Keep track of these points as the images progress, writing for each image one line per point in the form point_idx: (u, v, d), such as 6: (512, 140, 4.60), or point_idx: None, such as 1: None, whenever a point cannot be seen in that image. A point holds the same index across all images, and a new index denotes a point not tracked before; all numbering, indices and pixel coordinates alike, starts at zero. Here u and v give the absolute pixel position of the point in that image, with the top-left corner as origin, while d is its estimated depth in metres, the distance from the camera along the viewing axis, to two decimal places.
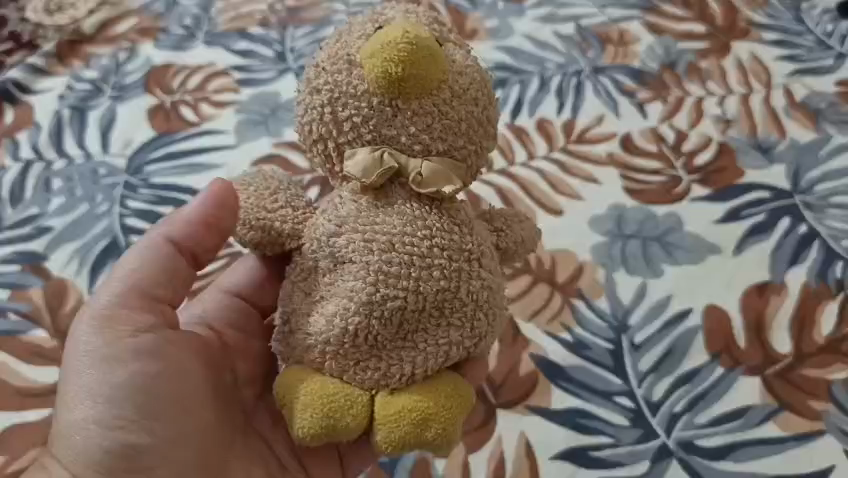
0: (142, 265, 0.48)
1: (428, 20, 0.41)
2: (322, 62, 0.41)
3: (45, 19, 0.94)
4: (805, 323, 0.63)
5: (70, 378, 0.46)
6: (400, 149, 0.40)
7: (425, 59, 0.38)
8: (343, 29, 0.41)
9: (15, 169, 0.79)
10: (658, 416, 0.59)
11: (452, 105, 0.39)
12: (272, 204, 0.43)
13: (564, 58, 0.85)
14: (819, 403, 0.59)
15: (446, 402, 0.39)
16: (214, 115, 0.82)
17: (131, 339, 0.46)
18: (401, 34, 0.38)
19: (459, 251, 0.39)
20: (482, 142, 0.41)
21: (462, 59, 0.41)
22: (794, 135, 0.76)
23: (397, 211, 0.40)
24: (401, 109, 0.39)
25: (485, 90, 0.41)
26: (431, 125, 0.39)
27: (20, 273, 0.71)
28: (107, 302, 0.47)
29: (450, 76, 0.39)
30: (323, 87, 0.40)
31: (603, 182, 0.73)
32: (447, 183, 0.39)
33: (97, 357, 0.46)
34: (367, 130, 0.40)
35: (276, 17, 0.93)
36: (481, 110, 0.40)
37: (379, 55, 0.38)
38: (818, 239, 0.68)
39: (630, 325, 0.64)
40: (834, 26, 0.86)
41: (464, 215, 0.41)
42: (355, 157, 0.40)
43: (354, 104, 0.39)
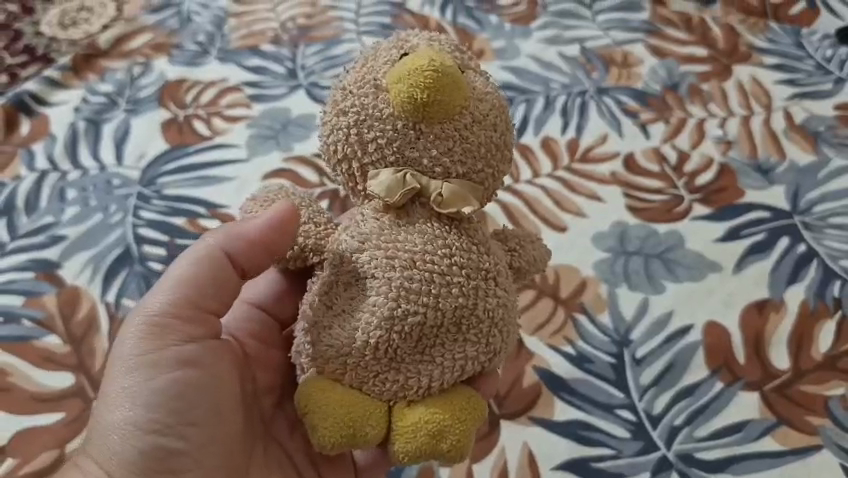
0: (193, 276, 0.48)
1: (450, 48, 0.43)
2: (349, 85, 0.42)
3: (59, 32, 0.98)
4: (804, 340, 0.65)
5: (111, 380, 0.48)
6: (422, 171, 0.41)
7: (449, 85, 0.40)
8: (369, 54, 0.43)
9: (31, 179, 0.80)
10: (659, 429, 0.60)
11: (472, 130, 0.41)
12: (296, 220, 0.46)
13: (568, 79, 0.87)
14: (816, 419, 0.60)
15: (460, 414, 0.41)
16: (226, 129, 0.84)
17: (173, 349, 0.48)
18: (428, 61, 0.40)
19: (476, 270, 0.41)
20: (499, 166, 0.43)
21: (482, 86, 0.42)
22: (794, 156, 0.77)
23: (419, 230, 0.41)
24: (424, 132, 0.41)
25: (503, 116, 0.43)
26: (452, 149, 0.41)
27: (34, 280, 0.72)
28: (155, 308, 0.48)
29: (471, 102, 0.41)
30: (350, 109, 0.42)
31: (607, 200, 0.75)
32: (465, 204, 0.41)
33: (138, 363, 0.48)
34: (391, 151, 0.41)
35: (288, 35, 0.95)
36: (499, 135, 0.42)
37: (406, 81, 0.40)
38: (817, 258, 0.70)
39: (631, 340, 0.65)
40: (833, 51, 0.88)
41: (481, 234, 0.42)
42: (379, 177, 0.41)
43: (379, 127, 0.41)
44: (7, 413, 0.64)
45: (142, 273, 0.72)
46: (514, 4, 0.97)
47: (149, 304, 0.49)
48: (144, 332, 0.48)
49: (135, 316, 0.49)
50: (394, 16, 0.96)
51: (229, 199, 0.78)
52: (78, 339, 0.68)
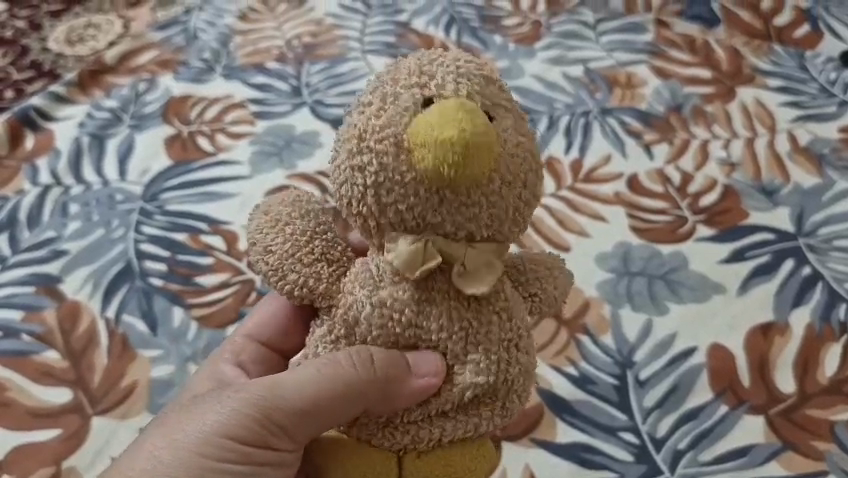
0: (314, 386, 0.42)
1: (477, 84, 0.39)
2: (368, 136, 0.38)
3: (65, 48, 0.99)
4: (809, 364, 0.64)
5: (186, 424, 0.44)
6: (444, 236, 0.39)
7: (480, 154, 0.36)
8: (389, 90, 0.39)
9: (34, 193, 0.80)
10: (662, 452, 0.60)
11: (499, 194, 0.38)
12: (307, 256, 0.42)
13: (572, 99, 0.87)
14: (822, 444, 0.60)
15: (469, 465, 0.41)
16: (230, 145, 0.84)
17: (258, 446, 0.43)
18: (456, 127, 0.36)
19: (497, 342, 0.40)
20: (525, 221, 0.40)
21: (513, 135, 0.38)
22: (798, 179, 0.77)
23: (439, 302, 0.40)
24: (448, 199, 0.37)
25: (532, 168, 0.39)
26: (478, 215, 0.38)
27: (35, 294, 0.72)
28: (272, 396, 0.43)
29: (500, 162, 0.37)
30: (368, 167, 0.38)
31: (610, 220, 0.74)
32: (488, 274, 0.39)
33: (219, 432, 0.43)
34: (411, 217, 0.38)
35: (293, 53, 0.96)
36: (526, 191, 0.39)
37: (431, 151, 0.36)
38: (821, 281, 0.69)
39: (634, 361, 0.64)
40: (837, 75, 0.88)
41: (504, 297, 0.40)
42: (397, 244, 0.39)
43: (400, 193, 0.38)
44: (4, 429, 0.63)
45: (143, 289, 0.72)
46: (518, 25, 0.98)
47: (271, 383, 0.44)
48: (245, 412, 0.43)
49: (256, 388, 0.44)
50: (398, 35, 0.97)
51: (231, 215, 0.77)
52: (77, 355, 0.68)
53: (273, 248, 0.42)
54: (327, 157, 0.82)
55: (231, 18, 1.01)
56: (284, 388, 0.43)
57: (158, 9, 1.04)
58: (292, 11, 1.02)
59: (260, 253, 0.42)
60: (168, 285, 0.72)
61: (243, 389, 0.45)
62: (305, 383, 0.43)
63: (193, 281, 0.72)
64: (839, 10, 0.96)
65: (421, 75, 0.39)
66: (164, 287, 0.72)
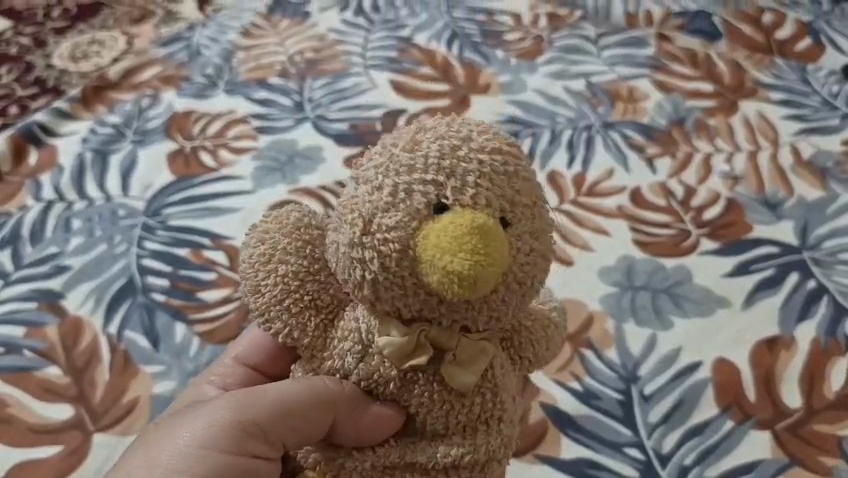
0: (289, 399, 0.44)
1: (497, 187, 0.38)
2: (375, 233, 0.38)
3: (69, 64, 1.00)
4: (815, 379, 0.63)
5: (162, 442, 0.45)
6: (439, 329, 0.40)
7: (485, 281, 0.36)
8: (402, 182, 0.38)
9: (37, 209, 0.80)
10: (668, 468, 0.59)
11: (502, 304, 0.38)
12: (295, 307, 0.42)
13: (574, 113, 0.87)
14: (830, 459, 0.59)
15: None
16: (232, 161, 0.84)
17: (236, 455, 0.44)
18: (465, 255, 0.36)
19: (477, 418, 0.41)
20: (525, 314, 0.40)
21: (526, 250, 0.38)
22: (801, 192, 0.77)
23: (424, 380, 0.41)
24: (447, 304, 0.38)
25: (540, 274, 0.39)
26: (475, 318, 0.39)
27: (37, 310, 0.72)
28: (251, 406, 0.45)
29: (509, 275, 0.37)
30: (371, 265, 0.38)
31: (613, 234, 0.74)
32: (479, 362, 0.40)
33: (199, 444, 0.44)
34: (409, 314, 0.39)
35: (295, 68, 0.96)
36: (532, 290, 0.39)
37: (436, 275, 0.36)
38: (827, 294, 0.69)
39: (639, 376, 0.64)
40: (839, 88, 0.88)
41: (493, 376, 0.41)
42: (390, 331, 0.40)
43: (400, 295, 0.38)
44: (6, 446, 0.63)
45: (145, 304, 0.72)
46: (520, 40, 0.98)
47: (245, 392, 0.45)
48: (222, 420, 0.44)
49: (231, 398, 0.45)
50: (400, 50, 0.97)
51: (233, 230, 0.77)
52: (79, 370, 0.67)
53: (264, 290, 0.43)
54: (329, 172, 0.82)
55: (234, 34, 1.02)
56: (261, 394, 0.45)
57: (161, 25, 1.05)
58: (294, 27, 1.03)
59: (254, 292, 0.43)
60: (170, 300, 0.72)
61: (221, 402, 0.45)
62: (280, 390, 0.45)
63: (195, 296, 0.72)
64: (840, 24, 0.96)
65: (440, 171, 0.38)
66: (166, 302, 0.72)
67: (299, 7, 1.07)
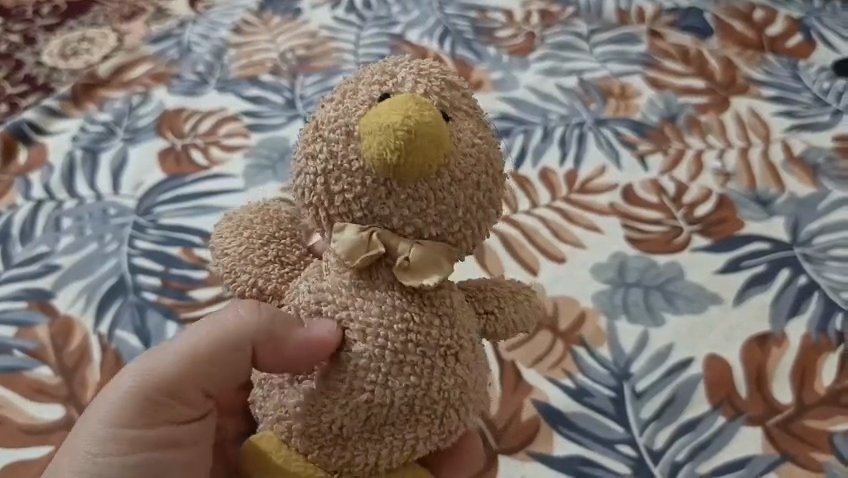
0: (194, 351, 0.47)
1: (439, 87, 0.41)
2: (323, 128, 0.41)
3: (60, 61, 0.99)
4: (806, 374, 0.63)
5: (79, 433, 0.47)
6: (392, 229, 0.40)
7: (423, 141, 0.38)
8: (351, 87, 0.42)
9: (27, 207, 0.80)
10: (660, 465, 0.59)
11: (451, 190, 0.39)
12: (260, 258, 0.44)
13: (567, 110, 0.87)
14: (821, 455, 0.59)
15: None
16: (224, 158, 0.84)
17: (155, 424, 0.47)
18: (402, 118, 0.38)
19: (434, 347, 0.40)
20: (481, 225, 0.41)
21: (469, 138, 0.40)
22: (793, 188, 0.77)
23: (384, 287, 0.40)
24: (395, 190, 0.39)
25: (490, 172, 0.41)
26: (425, 210, 0.39)
27: (27, 310, 0.71)
28: (156, 366, 0.47)
29: (452, 159, 0.39)
30: (319, 155, 0.40)
31: (605, 230, 0.74)
32: (435, 271, 0.40)
33: (113, 423, 0.47)
34: (359, 207, 0.40)
35: (287, 66, 0.96)
36: (482, 195, 0.40)
37: (376, 143, 0.39)
38: (818, 291, 0.69)
39: (631, 373, 0.64)
40: (830, 84, 0.88)
41: (451, 304, 0.41)
42: (343, 232, 0.40)
43: (348, 180, 0.40)
44: None
45: (137, 304, 0.71)
46: (513, 36, 0.98)
47: (146, 358, 0.48)
48: (130, 391, 0.47)
49: (134, 367, 0.48)
50: (393, 47, 0.97)
51: None
52: (70, 370, 0.67)
53: (229, 251, 0.45)
54: None
55: (225, 31, 1.01)
56: (163, 353, 0.48)
57: (153, 23, 1.04)
58: (285, 24, 1.02)
59: (218, 254, 0.45)
60: (161, 299, 0.71)
61: (122, 376, 0.48)
62: (178, 345, 0.48)
63: (187, 296, 0.72)
64: (832, 20, 0.96)
65: (383, 75, 0.42)
66: (158, 301, 0.71)
67: (291, 3, 1.06)
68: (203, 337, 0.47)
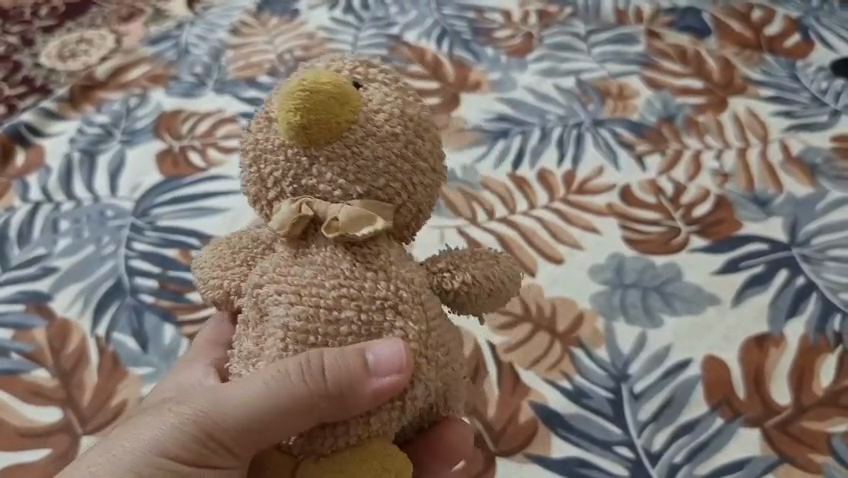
0: (254, 410, 0.41)
1: (351, 64, 0.42)
2: (252, 126, 0.42)
3: (57, 63, 0.99)
4: (805, 375, 0.63)
5: (125, 443, 0.44)
6: (322, 197, 0.40)
7: (323, 101, 0.39)
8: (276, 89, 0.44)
9: (25, 210, 0.80)
10: (658, 466, 0.59)
11: (366, 144, 0.39)
12: (229, 262, 0.44)
13: (564, 111, 0.87)
14: (820, 456, 0.59)
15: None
16: (222, 160, 0.84)
17: (197, 465, 0.44)
18: (301, 83, 0.39)
19: (370, 299, 0.38)
20: (409, 179, 0.40)
21: (379, 96, 0.40)
22: (791, 188, 0.77)
23: (321, 251, 0.40)
24: (315, 156, 0.39)
25: (407, 123, 0.40)
26: (346, 169, 0.39)
27: (25, 312, 0.71)
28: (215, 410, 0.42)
29: (361, 115, 0.39)
30: (250, 148, 0.42)
31: (603, 231, 0.74)
32: (367, 224, 0.39)
33: (154, 450, 0.44)
34: (288, 183, 0.40)
35: (285, 66, 0.96)
36: (403, 146, 0.40)
37: (284, 115, 0.39)
38: (816, 291, 0.69)
39: (629, 375, 0.64)
40: (828, 84, 0.88)
41: (387, 257, 0.40)
42: (279, 211, 0.40)
43: (274, 159, 0.40)
44: None
45: (134, 306, 0.71)
46: (511, 36, 0.98)
47: (204, 400, 0.43)
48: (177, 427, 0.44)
49: (191, 403, 0.44)
50: (390, 47, 0.97)
51: (223, 231, 0.77)
52: (68, 372, 0.67)
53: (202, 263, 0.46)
54: None
55: (223, 32, 1.01)
56: (218, 402, 0.42)
57: (151, 24, 1.04)
58: (284, 25, 1.02)
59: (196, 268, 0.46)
60: (159, 301, 0.71)
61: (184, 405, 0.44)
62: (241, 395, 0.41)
63: (184, 298, 0.72)
64: (830, 20, 0.96)
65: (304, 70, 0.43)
66: (155, 303, 0.71)
67: (289, 4, 1.06)
68: (261, 394, 0.40)
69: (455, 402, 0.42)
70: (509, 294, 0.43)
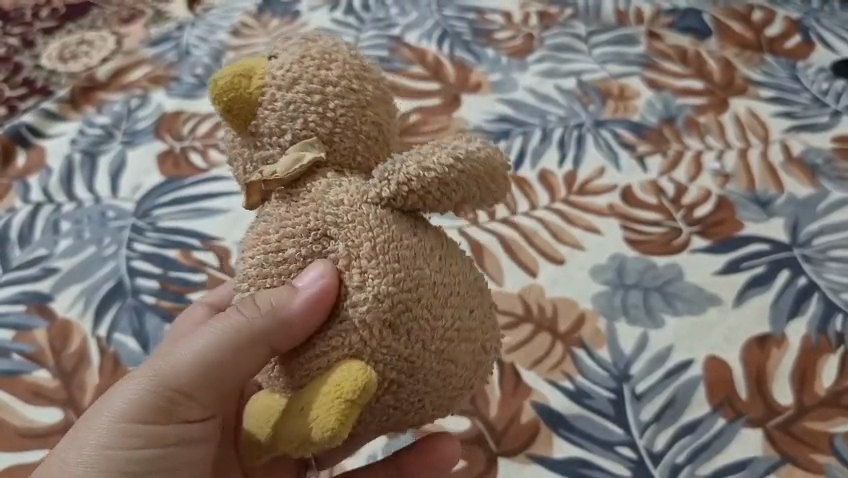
0: (216, 350, 0.44)
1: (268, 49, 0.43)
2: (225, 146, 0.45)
3: (58, 64, 0.99)
4: (807, 376, 0.63)
5: (88, 426, 0.45)
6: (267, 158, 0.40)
7: (226, 81, 0.40)
8: None
9: (25, 211, 0.80)
10: (660, 467, 0.59)
11: (279, 96, 0.39)
12: None
13: (565, 111, 0.87)
14: (821, 456, 0.59)
15: (337, 383, 0.35)
16: (224, 161, 0.84)
17: (168, 421, 0.45)
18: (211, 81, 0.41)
19: (304, 231, 0.38)
20: (328, 108, 0.39)
21: (280, 55, 0.41)
22: (792, 189, 0.77)
23: (271, 204, 0.40)
24: (249, 130, 0.40)
25: (309, 65, 0.40)
26: (270, 126, 0.39)
27: (26, 313, 0.71)
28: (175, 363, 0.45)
29: (268, 76, 0.40)
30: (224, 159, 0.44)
31: (604, 232, 0.74)
32: (298, 164, 0.39)
33: (120, 419, 0.45)
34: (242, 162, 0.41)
35: None
36: (311, 83, 0.39)
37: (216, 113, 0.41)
38: (818, 291, 0.69)
39: (631, 375, 0.64)
40: (829, 85, 0.88)
41: (324, 185, 0.39)
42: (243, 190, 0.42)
43: (230, 152, 0.42)
44: None
45: (135, 307, 0.71)
46: (511, 37, 0.98)
47: (160, 360, 0.46)
48: (137, 390, 0.45)
49: (148, 367, 0.46)
50: (391, 48, 0.97)
51: (225, 231, 0.77)
52: (69, 373, 0.67)
53: None
54: None
55: (223, 33, 1.01)
56: (174, 355, 0.45)
57: (152, 25, 1.04)
58: (284, 26, 1.02)
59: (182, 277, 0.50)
60: (160, 302, 0.71)
61: (140, 370, 0.46)
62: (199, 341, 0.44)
63: (185, 298, 0.72)
64: (830, 21, 0.96)
65: None
66: (156, 304, 0.71)
67: (289, 6, 1.06)
68: (220, 336, 0.44)
69: (442, 308, 0.37)
70: (475, 172, 0.37)
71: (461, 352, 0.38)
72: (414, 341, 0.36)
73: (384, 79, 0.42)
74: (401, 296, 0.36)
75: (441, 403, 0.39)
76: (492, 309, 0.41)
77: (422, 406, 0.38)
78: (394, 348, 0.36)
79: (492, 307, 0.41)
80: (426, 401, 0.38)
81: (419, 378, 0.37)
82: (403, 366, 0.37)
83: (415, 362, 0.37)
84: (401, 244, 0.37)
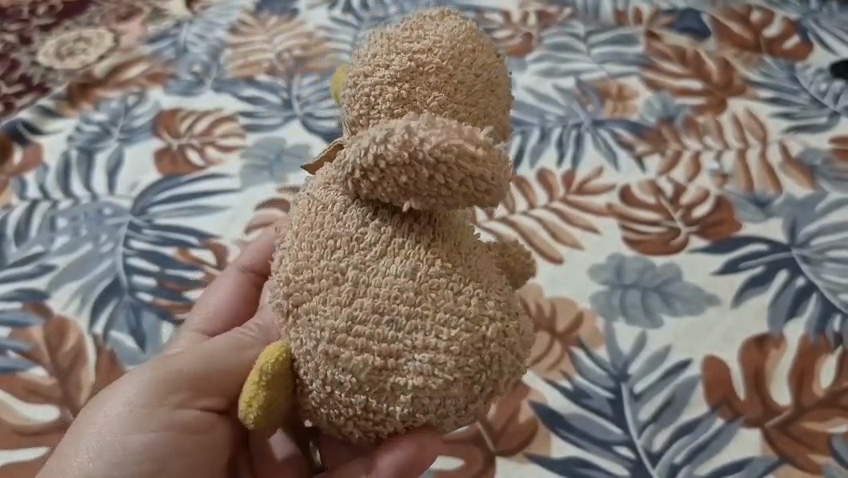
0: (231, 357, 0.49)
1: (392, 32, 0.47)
2: None
3: (55, 61, 0.99)
4: (805, 375, 0.63)
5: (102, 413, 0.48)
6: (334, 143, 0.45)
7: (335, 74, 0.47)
8: None
9: (22, 207, 0.79)
10: (658, 466, 0.59)
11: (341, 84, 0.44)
12: None
13: (564, 111, 0.87)
14: (820, 457, 0.59)
15: (262, 368, 0.39)
16: (222, 158, 0.84)
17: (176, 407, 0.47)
18: None
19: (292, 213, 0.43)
20: (352, 89, 0.42)
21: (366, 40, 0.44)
22: (791, 189, 0.77)
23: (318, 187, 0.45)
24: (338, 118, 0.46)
25: (367, 46, 0.43)
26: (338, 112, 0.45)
27: (21, 311, 0.71)
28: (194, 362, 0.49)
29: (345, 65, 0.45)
30: None
31: (603, 231, 0.74)
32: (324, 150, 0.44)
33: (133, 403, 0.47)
34: None
35: (284, 66, 0.95)
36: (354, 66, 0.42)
37: None
38: (816, 292, 0.69)
39: (629, 375, 0.64)
40: (827, 86, 0.88)
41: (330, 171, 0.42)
42: None
43: None
44: None
45: (132, 305, 0.71)
46: (510, 37, 0.98)
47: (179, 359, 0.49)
48: (147, 381, 0.48)
49: (166, 363, 0.49)
50: None
51: (221, 229, 0.76)
52: (65, 371, 0.67)
53: None
54: None
55: (222, 31, 1.01)
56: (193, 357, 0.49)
57: (150, 23, 1.04)
58: (282, 24, 1.02)
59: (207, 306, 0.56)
60: (157, 300, 0.71)
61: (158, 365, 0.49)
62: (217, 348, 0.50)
63: (183, 297, 0.71)
64: (829, 22, 0.96)
65: None
66: (154, 302, 0.71)
67: (287, 4, 1.06)
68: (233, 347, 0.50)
69: (342, 306, 0.37)
70: (395, 163, 0.35)
71: (359, 365, 0.37)
72: (312, 337, 0.38)
73: (446, 47, 0.41)
74: (305, 287, 0.38)
75: (361, 419, 0.38)
76: (448, 329, 0.36)
77: (337, 416, 0.38)
78: (292, 337, 0.39)
79: (455, 327, 0.36)
80: (337, 411, 0.38)
81: (319, 381, 0.38)
82: (300, 359, 0.38)
83: (312, 359, 0.38)
84: (324, 234, 0.39)
